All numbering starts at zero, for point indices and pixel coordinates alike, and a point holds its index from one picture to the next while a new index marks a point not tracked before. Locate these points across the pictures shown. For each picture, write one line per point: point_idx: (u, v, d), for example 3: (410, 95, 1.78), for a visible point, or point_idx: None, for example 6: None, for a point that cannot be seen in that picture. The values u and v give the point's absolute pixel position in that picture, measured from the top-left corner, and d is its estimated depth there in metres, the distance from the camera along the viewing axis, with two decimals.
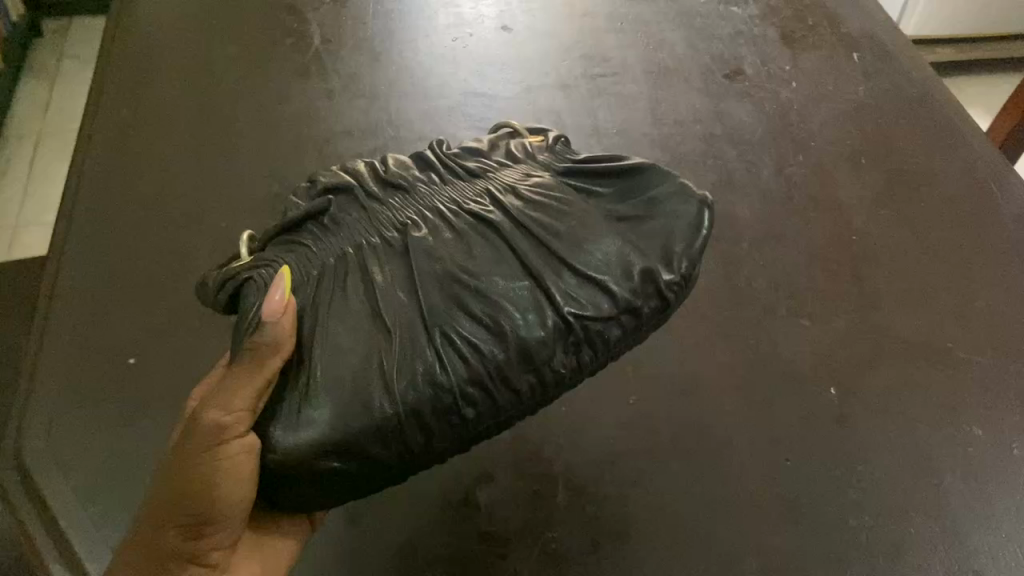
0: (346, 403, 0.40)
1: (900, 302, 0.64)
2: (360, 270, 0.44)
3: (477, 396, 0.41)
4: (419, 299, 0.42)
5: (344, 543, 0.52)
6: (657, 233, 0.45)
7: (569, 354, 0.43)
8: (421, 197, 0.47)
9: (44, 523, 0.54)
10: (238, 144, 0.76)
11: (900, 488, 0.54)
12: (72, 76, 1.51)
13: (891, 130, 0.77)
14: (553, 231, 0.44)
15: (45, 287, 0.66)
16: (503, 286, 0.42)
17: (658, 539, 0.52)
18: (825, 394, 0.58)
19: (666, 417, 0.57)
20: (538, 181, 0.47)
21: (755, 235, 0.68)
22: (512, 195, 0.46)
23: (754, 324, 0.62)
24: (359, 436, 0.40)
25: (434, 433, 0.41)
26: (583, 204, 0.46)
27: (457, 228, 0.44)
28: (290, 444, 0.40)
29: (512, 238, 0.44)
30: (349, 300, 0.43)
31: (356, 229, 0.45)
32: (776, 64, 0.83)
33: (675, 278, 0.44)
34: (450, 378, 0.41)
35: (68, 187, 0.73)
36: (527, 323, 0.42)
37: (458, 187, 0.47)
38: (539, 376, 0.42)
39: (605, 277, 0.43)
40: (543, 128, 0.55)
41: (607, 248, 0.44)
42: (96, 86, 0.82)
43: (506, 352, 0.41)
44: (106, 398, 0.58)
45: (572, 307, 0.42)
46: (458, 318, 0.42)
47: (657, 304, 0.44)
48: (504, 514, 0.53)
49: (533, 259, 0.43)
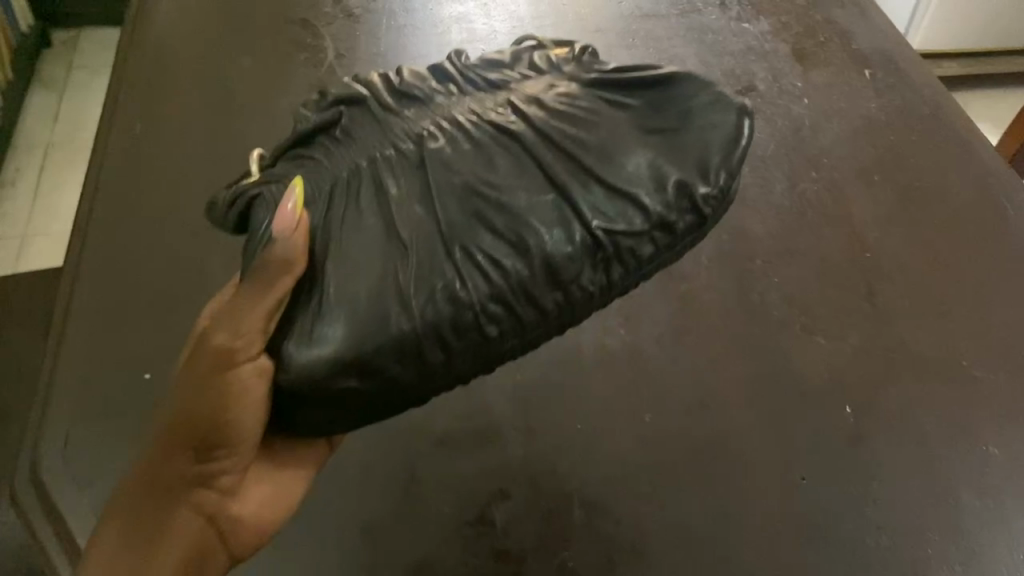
0: (363, 320, 0.40)
1: (915, 320, 0.64)
2: (376, 184, 0.44)
3: (500, 314, 0.42)
4: (438, 214, 0.42)
5: (358, 559, 0.52)
6: (692, 145, 0.44)
7: (598, 271, 0.43)
8: (437, 108, 0.46)
9: (63, 537, 0.54)
10: (253, 157, 0.76)
11: (916, 509, 0.54)
12: (82, 87, 1.52)
13: (904, 147, 0.77)
14: (578, 141, 0.44)
15: (62, 303, 0.67)
16: (525, 199, 0.42)
17: (674, 558, 0.52)
18: (840, 412, 0.58)
19: (682, 433, 0.57)
20: (564, 90, 0.46)
21: (769, 251, 0.68)
22: (535, 105, 0.45)
23: (770, 341, 0.62)
24: (375, 353, 0.40)
25: (455, 352, 0.42)
26: (612, 113, 0.45)
27: (476, 139, 0.44)
28: (302, 362, 0.40)
29: (535, 147, 0.43)
30: (364, 214, 0.43)
31: (369, 142, 0.46)
32: (787, 80, 0.84)
33: (712, 191, 0.43)
34: (471, 295, 0.41)
35: (84, 201, 0.74)
36: (553, 238, 0.42)
37: (477, 98, 0.47)
38: (566, 295, 0.42)
39: (636, 191, 0.43)
40: (568, 41, 0.54)
41: (637, 161, 0.44)
42: (111, 101, 0.83)
43: (530, 268, 0.41)
44: (122, 412, 0.59)
45: (600, 222, 0.42)
46: (479, 232, 0.42)
47: (693, 220, 0.44)
48: (519, 531, 0.53)
49: (559, 172, 0.43)
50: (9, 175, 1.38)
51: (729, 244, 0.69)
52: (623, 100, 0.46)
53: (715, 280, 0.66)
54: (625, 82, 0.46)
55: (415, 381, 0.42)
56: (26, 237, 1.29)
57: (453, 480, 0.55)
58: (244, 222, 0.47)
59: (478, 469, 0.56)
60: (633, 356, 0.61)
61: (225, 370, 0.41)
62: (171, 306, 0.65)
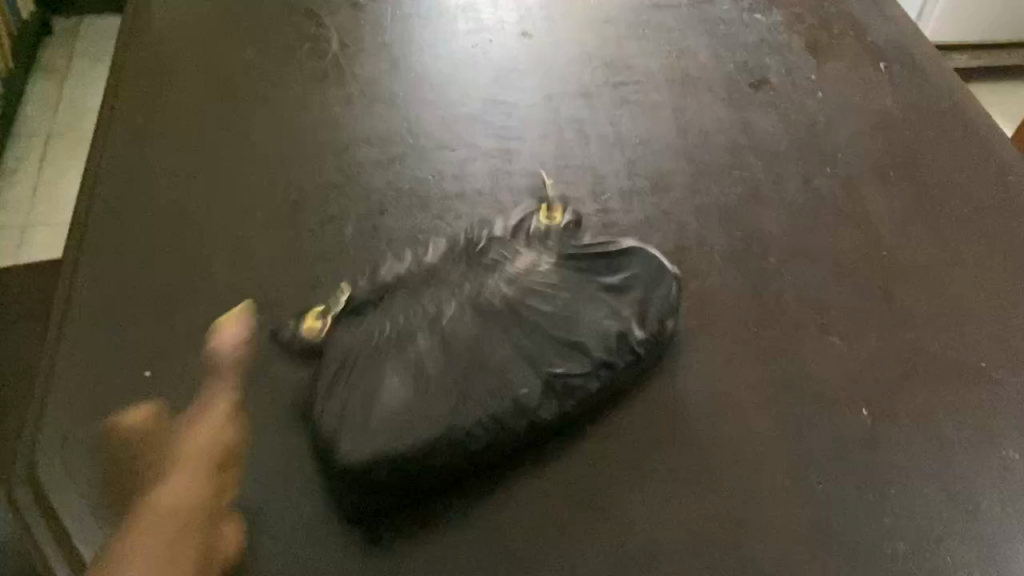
0: (391, 436, 0.49)
1: (933, 321, 0.62)
2: (384, 359, 0.52)
3: (480, 434, 0.50)
4: (437, 374, 0.51)
5: (364, 562, 0.50)
6: (637, 300, 0.57)
7: (554, 406, 0.53)
8: (444, 295, 0.56)
9: (60, 540, 0.52)
10: (256, 150, 0.75)
11: (936, 515, 0.53)
12: (83, 75, 1.50)
13: (921, 142, 0.75)
14: (549, 318, 0.55)
15: (58, 293, 0.65)
16: (508, 353, 0.53)
17: (688, 566, 0.50)
18: (857, 415, 0.57)
19: (696, 437, 0.56)
20: (543, 271, 0.58)
21: (783, 250, 0.67)
22: (518, 283, 0.57)
23: (785, 342, 0.61)
24: (394, 451, 0.48)
25: (446, 460, 0.50)
26: (578, 287, 0.57)
27: (470, 315, 0.55)
28: (354, 459, 0.48)
29: (517, 307, 0.55)
30: (373, 379, 0.51)
31: (388, 318, 0.55)
32: (800, 73, 0.82)
33: (645, 337, 0.56)
34: (464, 420, 0.50)
35: (83, 192, 0.72)
36: (521, 386, 0.52)
37: (475, 285, 0.57)
38: (529, 424, 0.52)
39: (587, 341, 0.54)
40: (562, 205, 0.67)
41: (593, 321, 0.55)
42: (111, 90, 0.81)
43: (505, 408, 0.51)
44: (121, 412, 0.57)
45: (559, 369, 0.53)
46: (465, 367, 0.52)
47: (632, 359, 0.56)
48: (529, 535, 0.51)
49: (530, 336, 0.54)
50: (9, 164, 1.37)
51: (742, 242, 0.67)
52: (587, 269, 0.58)
53: (729, 279, 0.65)
54: (592, 256, 0.59)
55: (425, 476, 0.50)
56: (26, 227, 1.28)
57: (461, 481, 0.53)
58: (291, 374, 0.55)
59: (487, 469, 0.54)
60: None
61: (225, 467, 0.51)
62: (172, 302, 0.63)
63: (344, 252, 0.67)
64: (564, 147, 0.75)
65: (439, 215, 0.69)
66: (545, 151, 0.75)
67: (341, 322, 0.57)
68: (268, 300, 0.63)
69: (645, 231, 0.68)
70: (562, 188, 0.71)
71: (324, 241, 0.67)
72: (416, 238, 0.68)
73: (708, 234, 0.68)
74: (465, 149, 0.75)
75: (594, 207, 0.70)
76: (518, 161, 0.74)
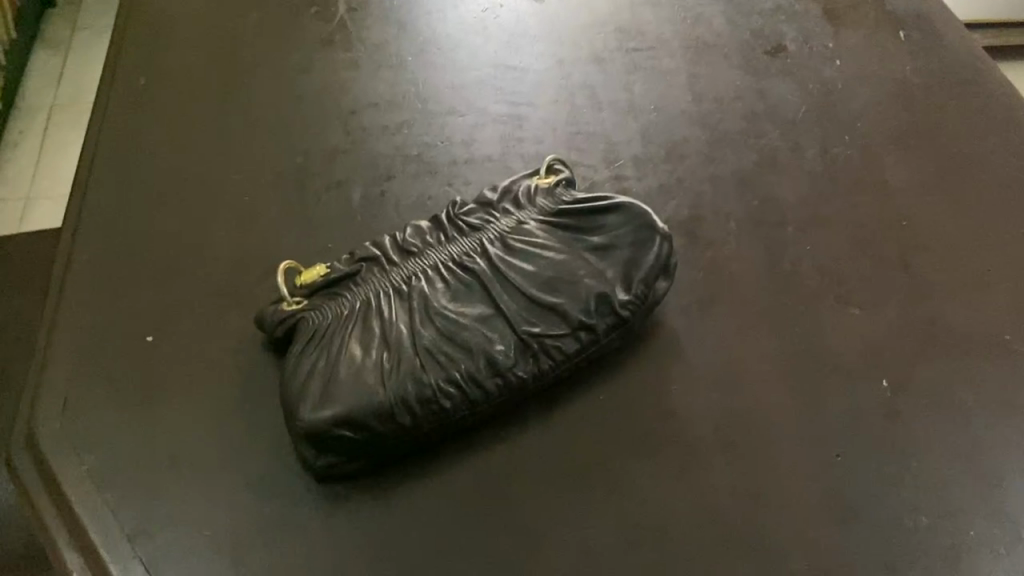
0: (355, 393, 0.48)
1: (953, 292, 0.61)
2: (364, 321, 0.52)
3: (454, 393, 0.50)
4: (413, 334, 0.51)
5: (369, 528, 0.49)
6: (620, 260, 0.55)
7: (529, 365, 0.52)
8: (426, 258, 0.56)
9: (59, 506, 0.51)
10: (260, 114, 0.73)
11: (956, 489, 0.51)
12: (87, 47, 1.49)
13: (942, 112, 0.73)
14: (526, 281, 0.54)
15: (60, 259, 0.64)
16: (480, 315, 0.52)
17: (703, 538, 0.49)
18: (876, 387, 0.56)
19: (710, 408, 0.55)
20: (527, 230, 0.57)
21: (800, 219, 0.65)
22: (501, 244, 0.56)
23: (802, 313, 0.60)
24: (362, 412, 0.48)
25: (420, 422, 0.49)
26: (560, 246, 0.56)
27: (449, 280, 0.54)
28: (314, 418, 0.47)
29: (497, 268, 0.54)
30: (351, 341, 0.50)
31: (371, 284, 0.54)
32: (818, 41, 0.80)
33: (629, 298, 0.54)
34: (431, 378, 0.49)
35: (84, 155, 0.70)
36: (492, 344, 0.51)
37: (458, 245, 0.56)
38: (504, 382, 0.51)
39: (564, 302, 0.53)
40: (561, 163, 0.64)
41: (572, 282, 0.54)
42: (113, 53, 0.79)
43: (476, 365, 0.50)
44: (122, 376, 0.56)
45: (529, 328, 0.52)
46: (437, 330, 0.51)
47: (613, 320, 0.54)
48: (539, 503, 0.50)
49: (505, 299, 0.53)
50: (12, 135, 1.35)
51: (759, 210, 0.66)
52: (572, 227, 0.57)
53: (744, 248, 0.63)
54: (574, 211, 0.57)
55: (394, 437, 0.49)
56: (29, 198, 1.26)
57: (469, 451, 0.52)
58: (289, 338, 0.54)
59: (496, 437, 0.53)
60: (658, 327, 0.59)
61: None
62: (175, 268, 0.62)
63: (350, 218, 0.65)
64: (576, 114, 0.73)
65: (448, 182, 0.68)
66: (556, 117, 0.73)
67: (322, 289, 0.55)
68: (273, 266, 0.62)
69: (659, 199, 0.66)
70: (573, 155, 0.70)
71: (329, 207, 0.66)
72: (424, 205, 0.66)
73: (723, 203, 0.66)
74: (474, 115, 0.73)
75: (606, 174, 0.69)
76: (528, 127, 0.72)
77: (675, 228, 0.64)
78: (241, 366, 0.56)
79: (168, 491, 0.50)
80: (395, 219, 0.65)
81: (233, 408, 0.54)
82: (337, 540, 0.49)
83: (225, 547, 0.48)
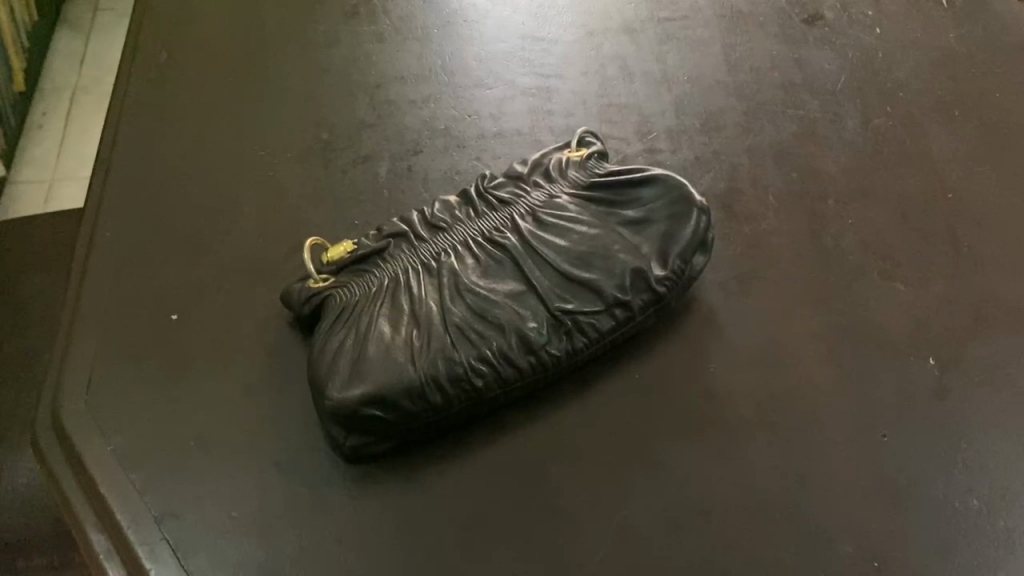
0: (385, 371, 0.46)
1: (1003, 267, 0.59)
2: (393, 299, 0.50)
3: (486, 371, 0.48)
4: (443, 312, 0.49)
5: (397, 509, 0.48)
6: (655, 235, 0.53)
7: (563, 343, 0.50)
8: (455, 234, 0.54)
9: (87, 489, 0.50)
10: (286, 88, 0.71)
11: (1010, 470, 0.49)
12: (107, 26, 1.47)
13: (987, 80, 0.70)
14: (558, 256, 0.52)
15: (85, 236, 0.62)
16: (512, 292, 0.51)
17: (746, 521, 0.47)
18: (924, 365, 0.54)
19: (750, 387, 0.53)
20: (560, 205, 0.55)
21: (842, 191, 0.63)
22: (532, 220, 0.54)
23: (845, 288, 0.57)
24: (391, 391, 0.46)
25: (451, 400, 0.48)
26: (593, 222, 0.54)
27: (479, 256, 0.52)
28: (343, 397, 0.46)
29: (529, 244, 0.52)
30: (380, 318, 0.49)
31: (399, 261, 0.53)
32: (858, 7, 0.77)
33: (666, 275, 0.52)
34: (463, 355, 0.48)
35: (107, 130, 0.69)
36: (525, 321, 0.49)
37: (488, 221, 0.54)
38: (538, 359, 0.49)
39: (599, 279, 0.51)
40: (594, 136, 0.61)
41: (608, 257, 0.52)
42: (135, 29, 0.77)
43: (509, 343, 0.49)
44: (148, 355, 0.55)
45: (563, 305, 0.50)
46: (468, 308, 0.50)
47: (649, 297, 0.52)
48: (575, 486, 0.49)
49: (538, 276, 0.51)
50: (34, 117, 1.34)
51: (798, 182, 0.64)
52: (605, 202, 0.55)
53: (784, 222, 0.61)
54: (607, 186, 0.55)
55: (425, 416, 0.47)
56: (54, 180, 1.26)
57: (502, 431, 0.51)
58: (316, 315, 0.53)
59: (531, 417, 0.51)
60: (695, 303, 0.57)
61: None
62: (201, 246, 0.61)
63: (378, 192, 0.64)
64: (607, 86, 0.71)
65: (476, 156, 0.66)
66: (587, 89, 0.71)
67: (347, 270, 0.53)
68: (299, 243, 0.61)
69: (695, 172, 0.64)
70: (605, 127, 0.68)
71: (356, 182, 0.64)
72: (451, 179, 0.64)
73: (762, 175, 0.64)
74: (501, 88, 0.71)
75: (639, 147, 0.67)
76: (558, 100, 0.70)
77: (712, 202, 0.62)
78: (268, 344, 0.55)
79: (196, 472, 0.49)
80: (423, 194, 0.63)
81: (261, 387, 0.53)
82: (367, 523, 0.47)
83: (255, 528, 0.47)
